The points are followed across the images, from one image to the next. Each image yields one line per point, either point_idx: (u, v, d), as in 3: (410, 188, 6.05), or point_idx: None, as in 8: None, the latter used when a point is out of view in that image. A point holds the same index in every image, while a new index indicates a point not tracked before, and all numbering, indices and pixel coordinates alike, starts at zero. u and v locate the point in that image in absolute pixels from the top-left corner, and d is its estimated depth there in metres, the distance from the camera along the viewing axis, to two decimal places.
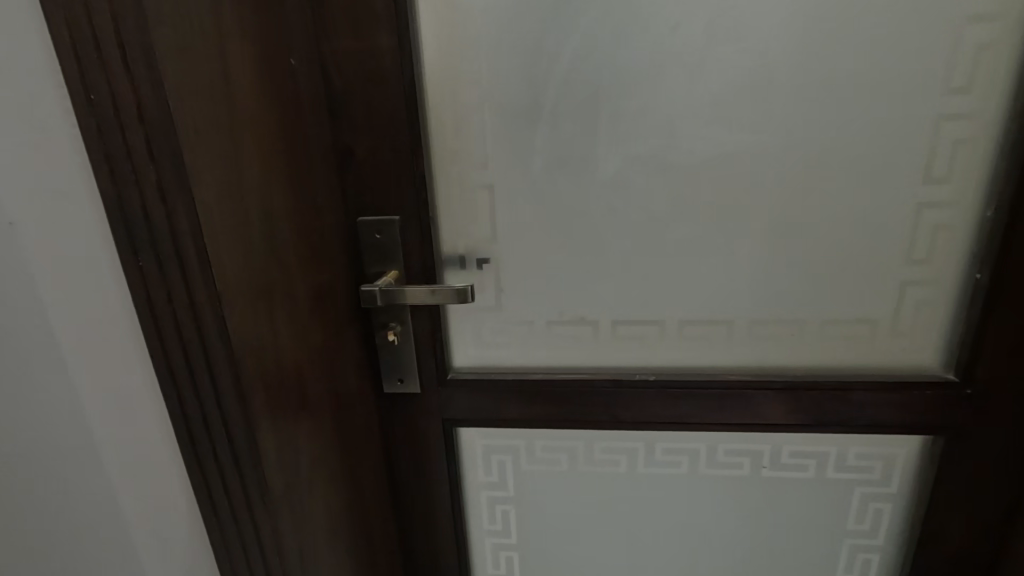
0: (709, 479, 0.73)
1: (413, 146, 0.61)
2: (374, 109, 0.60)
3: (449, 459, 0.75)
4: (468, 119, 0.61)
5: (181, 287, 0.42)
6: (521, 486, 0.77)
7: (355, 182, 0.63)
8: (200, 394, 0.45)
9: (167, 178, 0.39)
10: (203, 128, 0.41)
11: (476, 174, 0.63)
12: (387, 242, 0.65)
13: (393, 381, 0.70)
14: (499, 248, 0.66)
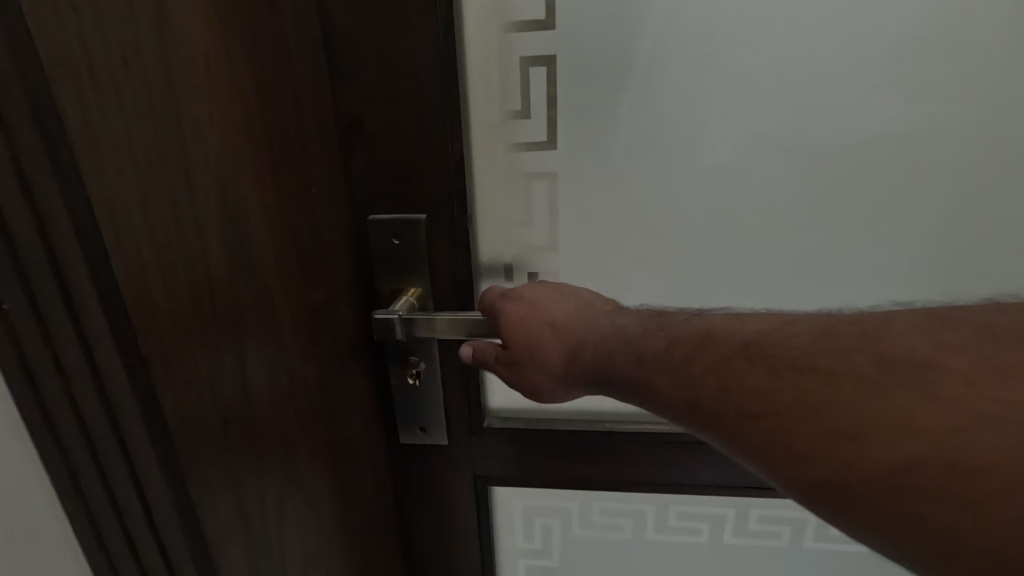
0: (810, 552, 0.59)
1: (446, 117, 0.44)
2: (392, 62, 0.43)
3: (483, 526, 0.58)
4: (524, 85, 0.45)
5: (73, 343, 0.25)
6: (569, 553, 0.62)
7: (364, 166, 0.46)
8: (119, 506, 0.29)
9: (33, 157, 0.22)
10: (105, 78, 0.24)
11: (532, 156, 0.47)
12: (408, 250, 0.48)
13: (413, 431, 0.53)
14: (558, 256, 0.50)
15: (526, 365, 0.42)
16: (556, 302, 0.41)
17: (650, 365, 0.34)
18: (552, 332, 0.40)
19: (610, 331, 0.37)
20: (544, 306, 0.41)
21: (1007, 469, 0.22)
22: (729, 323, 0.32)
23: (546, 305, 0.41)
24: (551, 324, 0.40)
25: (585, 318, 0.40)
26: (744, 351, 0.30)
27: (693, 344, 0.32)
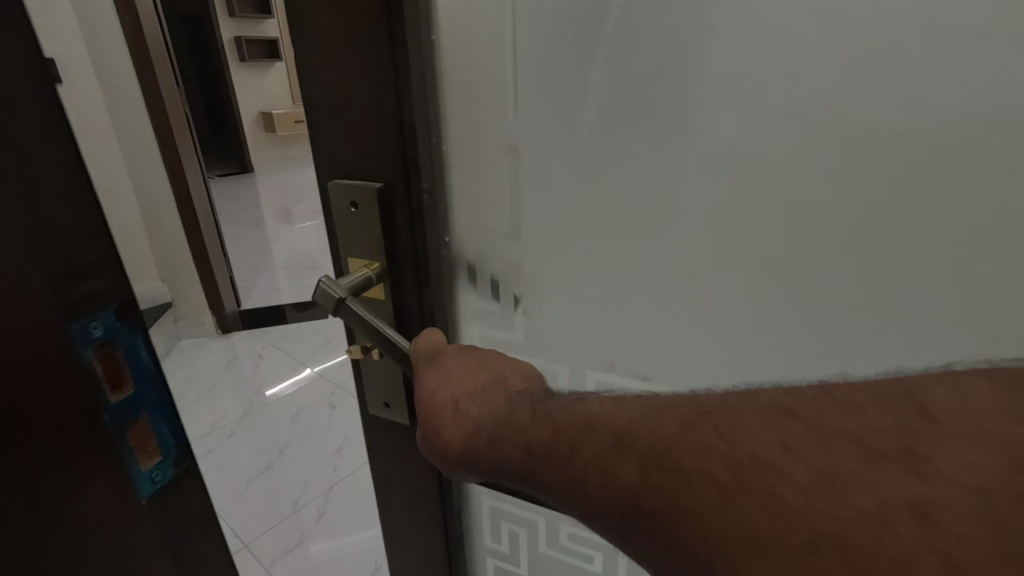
0: None
1: (396, 85, 0.41)
2: (344, 26, 0.40)
3: (451, 529, 0.60)
4: (497, 53, 0.45)
5: None
6: (532, 564, 0.66)
7: (325, 130, 0.45)
8: None
9: None
10: None
11: (498, 127, 0.47)
12: (365, 220, 0.46)
13: (378, 405, 0.54)
14: (522, 246, 0.52)
15: (429, 447, 0.40)
16: (464, 386, 0.40)
17: (531, 460, 0.33)
18: (452, 416, 0.39)
19: (503, 418, 0.36)
20: (448, 398, 0.39)
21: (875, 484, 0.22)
22: (607, 410, 0.32)
23: (448, 386, 0.40)
24: (452, 405, 0.39)
25: (488, 407, 0.38)
26: (586, 425, 0.32)
27: (576, 429, 0.32)
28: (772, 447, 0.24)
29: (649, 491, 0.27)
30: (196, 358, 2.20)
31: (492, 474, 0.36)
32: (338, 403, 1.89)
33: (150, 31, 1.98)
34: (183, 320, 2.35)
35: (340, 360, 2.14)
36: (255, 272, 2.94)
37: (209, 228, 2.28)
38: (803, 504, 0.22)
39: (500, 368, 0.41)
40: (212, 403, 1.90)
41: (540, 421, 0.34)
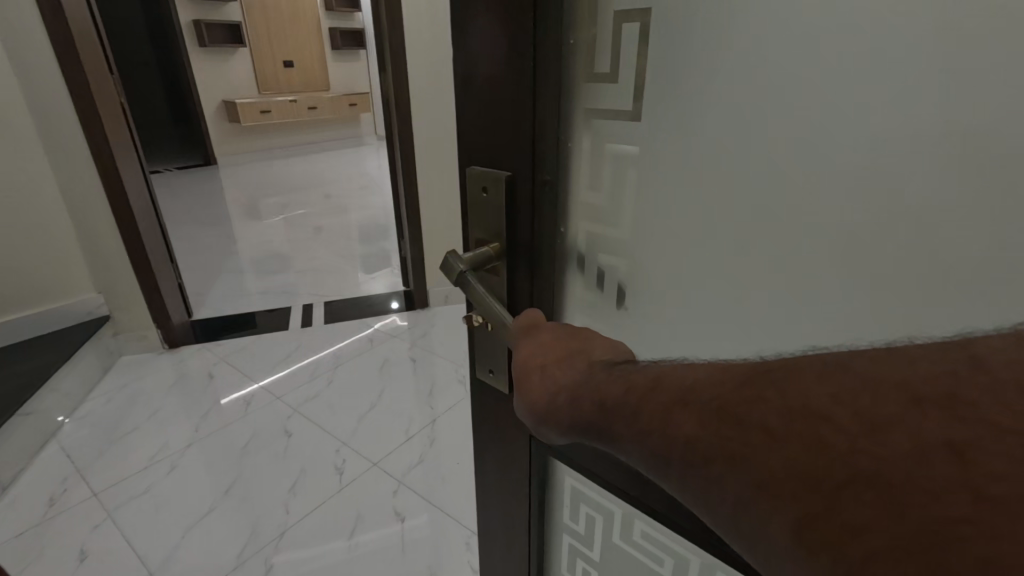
0: None
1: (534, 93, 0.53)
2: (501, 50, 0.53)
3: (537, 487, 0.74)
4: (625, 67, 0.52)
5: None
6: (603, 548, 0.74)
7: (475, 129, 0.60)
8: None
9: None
10: None
11: (612, 130, 0.56)
12: (492, 200, 0.61)
13: (485, 371, 0.68)
14: (628, 240, 0.60)
15: (521, 409, 0.47)
16: (552, 353, 0.46)
17: (607, 412, 0.38)
18: (541, 376, 0.45)
19: (576, 384, 0.42)
20: (539, 364, 0.46)
21: (917, 440, 0.25)
22: (682, 370, 0.37)
23: (540, 355, 0.47)
24: (541, 368, 0.46)
25: (570, 365, 0.44)
26: (655, 382, 0.37)
27: (648, 385, 0.37)
28: (822, 396, 0.29)
29: (703, 433, 0.32)
30: (144, 383, 2.44)
31: (572, 430, 0.42)
32: (294, 432, 2.12)
33: (87, 52, 2.18)
34: (124, 333, 2.61)
35: (296, 386, 2.42)
36: (232, 296, 3.41)
37: (151, 237, 2.53)
38: (843, 441, 0.27)
39: (578, 347, 0.46)
40: (153, 438, 2.09)
41: (614, 380, 0.40)
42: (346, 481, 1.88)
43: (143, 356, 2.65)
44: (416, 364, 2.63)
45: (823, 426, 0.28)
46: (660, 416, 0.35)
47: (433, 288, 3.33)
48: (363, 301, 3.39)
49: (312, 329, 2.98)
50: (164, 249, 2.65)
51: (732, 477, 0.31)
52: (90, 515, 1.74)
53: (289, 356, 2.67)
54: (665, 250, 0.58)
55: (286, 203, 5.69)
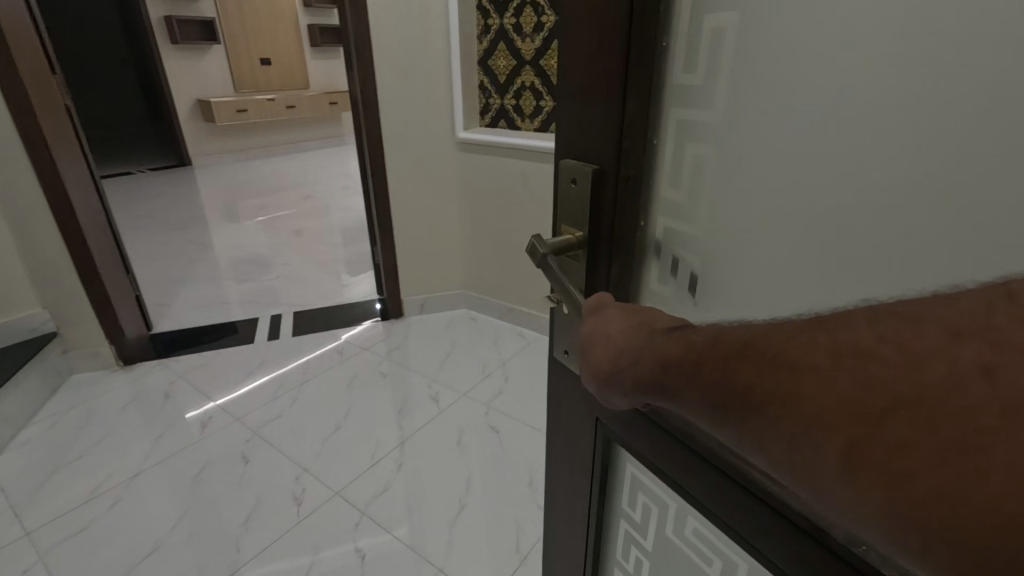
0: None
1: (620, 95, 0.64)
2: (594, 65, 0.66)
3: (604, 474, 0.95)
4: (699, 75, 0.63)
5: None
6: (653, 533, 0.93)
7: (573, 131, 0.72)
8: None
9: None
10: None
11: (691, 127, 0.66)
12: (580, 189, 0.73)
13: (561, 349, 0.88)
14: (695, 229, 0.70)
15: (591, 376, 0.54)
16: (618, 326, 0.53)
17: (672, 370, 0.44)
18: (604, 345, 0.53)
19: (638, 347, 0.49)
20: (608, 337, 0.53)
21: (952, 371, 0.30)
22: (745, 326, 0.42)
23: (608, 327, 0.54)
24: (608, 339, 0.53)
25: (635, 333, 0.51)
26: (720, 338, 0.42)
27: (712, 340, 0.43)
28: (871, 336, 0.34)
29: (760, 380, 0.37)
30: (101, 402, 2.75)
31: (634, 389, 0.48)
32: (250, 456, 2.38)
33: (34, 87, 2.41)
34: (73, 350, 2.93)
35: (255, 408, 2.72)
36: (203, 307, 3.77)
37: (99, 252, 2.80)
38: (887, 373, 0.32)
39: (647, 318, 0.52)
40: (102, 462, 2.34)
41: (674, 341, 0.45)
42: (305, 511, 2.10)
43: (95, 373, 2.99)
44: (386, 380, 2.99)
45: (873, 361, 0.33)
46: (721, 366, 0.40)
47: (409, 297, 3.74)
48: (339, 310, 3.80)
49: (274, 342, 3.36)
50: (115, 264, 2.96)
51: (783, 413, 0.35)
52: (23, 553, 1.91)
53: (249, 372, 3.03)
54: (725, 238, 0.67)
55: (264, 199, 5.95)
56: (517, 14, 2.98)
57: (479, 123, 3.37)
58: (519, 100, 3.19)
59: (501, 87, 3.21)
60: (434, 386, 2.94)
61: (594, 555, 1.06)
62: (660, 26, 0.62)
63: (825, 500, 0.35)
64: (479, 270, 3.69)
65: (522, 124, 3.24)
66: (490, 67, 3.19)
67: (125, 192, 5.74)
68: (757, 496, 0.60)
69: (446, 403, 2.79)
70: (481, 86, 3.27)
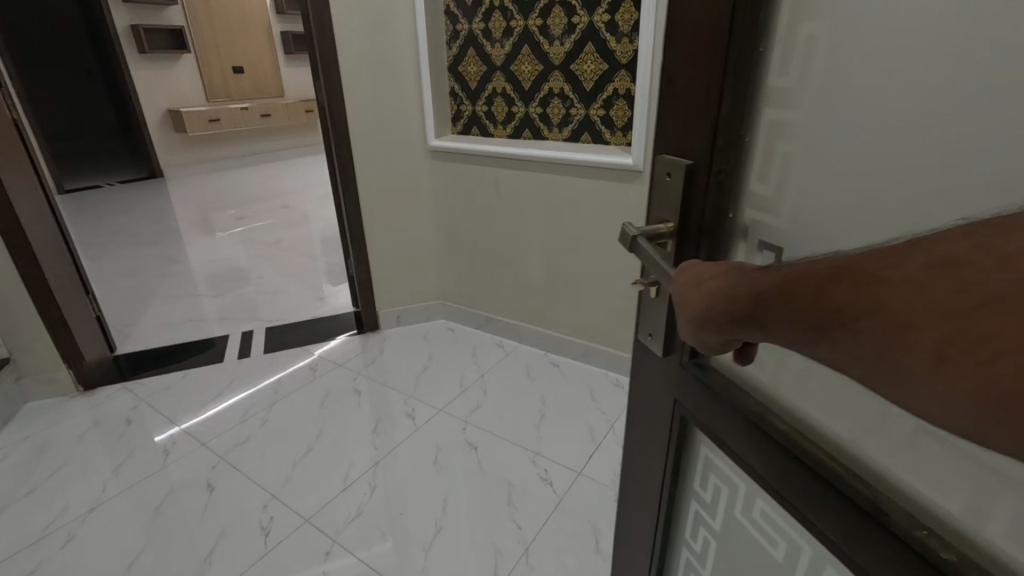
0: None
1: (718, 95, 0.72)
2: (696, 71, 0.74)
3: (678, 456, 1.04)
4: (788, 75, 0.70)
5: None
6: (720, 512, 1.01)
7: (670, 130, 0.80)
8: None
9: None
10: None
11: (778, 123, 0.73)
12: (673, 182, 0.80)
13: (645, 334, 1.00)
14: (778, 217, 0.76)
15: (695, 320, 0.63)
16: (714, 273, 0.61)
17: (768, 302, 0.50)
18: (704, 291, 0.61)
19: (735, 288, 0.56)
20: (707, 282, 0.61)
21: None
22: (834, 258, 0.46)
23: (705, 275, 0.62)
24: (704, 287, 0.61)
25: (731, 279, 0.58)
26: (809, 270, 0.47)
27: (803, 272, 0.48)
28: (958, 249, 0.37)
29: (851, 300, 0.41)
30: (57, 430, 2.73)
31: (734, 323, 0.56)
32: (216, 484, 2.38)
33: None
34: (28, 377, 2.90)
35: (222, 431, 2.72)
36: (173, 325, 3.73)
37: (55, 273, 2.79)
38: (977, 273, 0.34)
39: (744, 266, 0.59)
40: (60, 494, 2.34)
41: (769, 276, 0.52)
42: (273, 540, 2.09)
43: (53, 399, 2.97)
44: (360, 397, 3.00)
45: (950, 269, 0.36)
46: (809, 292, 0.46)
47: (382, 311, 3.69)
48: (318, 323, 3.81)
49: (246, 360, 3.36)
50: (73, 285, 2.95)
51: (866, 328, 0.40)
52: None
53: (217, 395, 3.02)
54: (810, 226, 0.72)
55: (239, 209, 5.86)
56: (486, 19, 2.92)
57: (450, 131, 3.35)
58: (490, 107, 3.14)
59: (472, 93, 3.16)
60: (410, 402, 2.96)
61: (663, 532, 1.16)
62: (760, 36, 0.69)
63: (908, 400, 0.39)
64: (454, 279, 3.68)
65: (495, 131, 3.19)
66: (460, 74, 3.15)
67: (92, 205, 5.56)
68: (824, 480, 0.66)
69: (423, 419, 2.83)
70: (452, 93, 3.24)
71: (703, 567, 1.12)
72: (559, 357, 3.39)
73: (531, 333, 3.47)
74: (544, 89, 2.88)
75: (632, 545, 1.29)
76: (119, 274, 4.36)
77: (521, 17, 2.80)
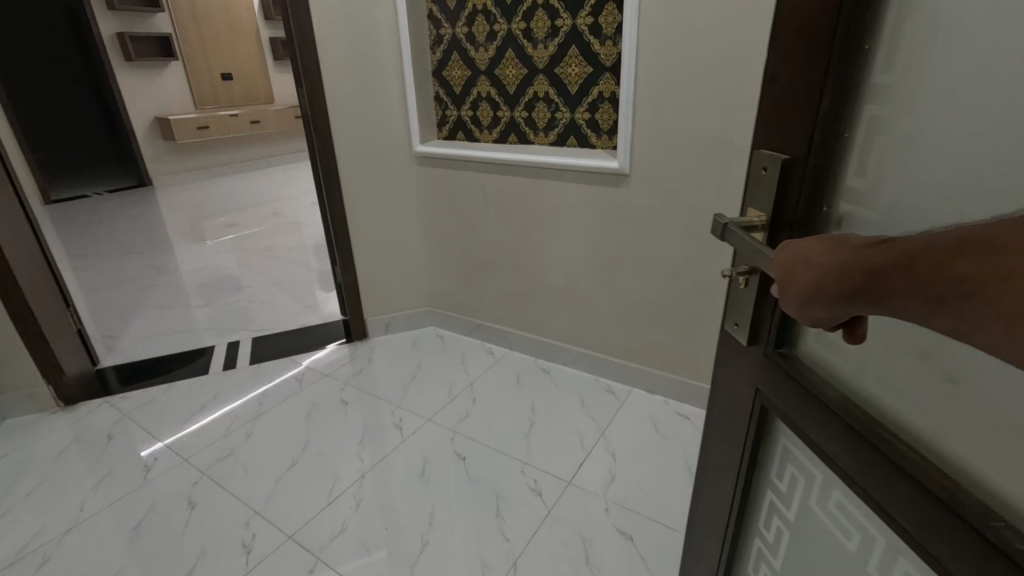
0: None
1: (819, 91, 0.74)
2: (799, 67, 0.76)
3: (755, 448, 1.06)
4: (886, 69, 0.70)
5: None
6: (798, 505, 1.01)
7: (769, 127, 0.82)
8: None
9: None
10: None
11: (876, 117, 0.72)
12: (769, 175, 0.82)
13: (732, 324, 1.02)
14: (870, 211, 0.75)
15: (795, 292, 0.65)
16: (810, 248, 0.64)
17: (874, 277, 0.54)
18: (802, 268, 0.63)
19: (835, 262, 0.58)
20: (803, 257, 0.64)
21: None
22: (947, 232, 0.48)
23: (800, 252, 0.65)
24: (801, 263, 0.64)
25: (828, 254, 0.61)
26: (919, 245, 0.50)
27: (912, 246, 0.51)
28: None
29: (980, 267, 0.44)
30: (37, 447, 2.64)
31: (840, 297, 0.58)
32: (197, 502, 2.28)
33: None
34: (11, 394, 2.80)
35: (202, 449, 2.60)
36: (162, 336, 3.63)
37: (31, 287, 2.68)
38: None
39: (840, 238, 0.62)
40: (38, 516, 2.24)
41: (883, 251, 0.54)
42: (254, 560, 2.02)
43: (36, 415, 2.86)
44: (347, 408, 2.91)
45: None
46: (924, 265, 0.49)
47: (370, 318, 3.60)
48: (315, 330, 3.74)
49: (235, 370, 3.26)
50: (52, 299, 2.85)
51: (997, 293, 0.43)
52: None
53: (203, 407, 2.92)
54: (905, 225, 0.72)
55: (230, 216, 5.77)
56: (468, 23, 2.85)
57: (436, 136, 3.26)
58: (475, 111, 3.08)
59: (457, 98, 3.09)
60: (398, 412, 2.87)
61: (734, 522, 1.16)
62: (867, 32, 0.70)
63: None
64: (442, 285, 3.58)
65: (480, 135, 3.12)
66: (445, 78, 3.08)
67: (76, 214, 5.43)
68: (897, 466, 0.67)
69: (410, 430, 2.74)
70: (436, 98, 3.16)
71: (775, 560, 1.11)
72: (548, 363, 3.31)
73: (521, 338, 3.37)
74: (529, 93, 2.82)
75: (707, 540, 1.29)
76: (104, 285, 4.24)
77: (505, 21, 2.73)
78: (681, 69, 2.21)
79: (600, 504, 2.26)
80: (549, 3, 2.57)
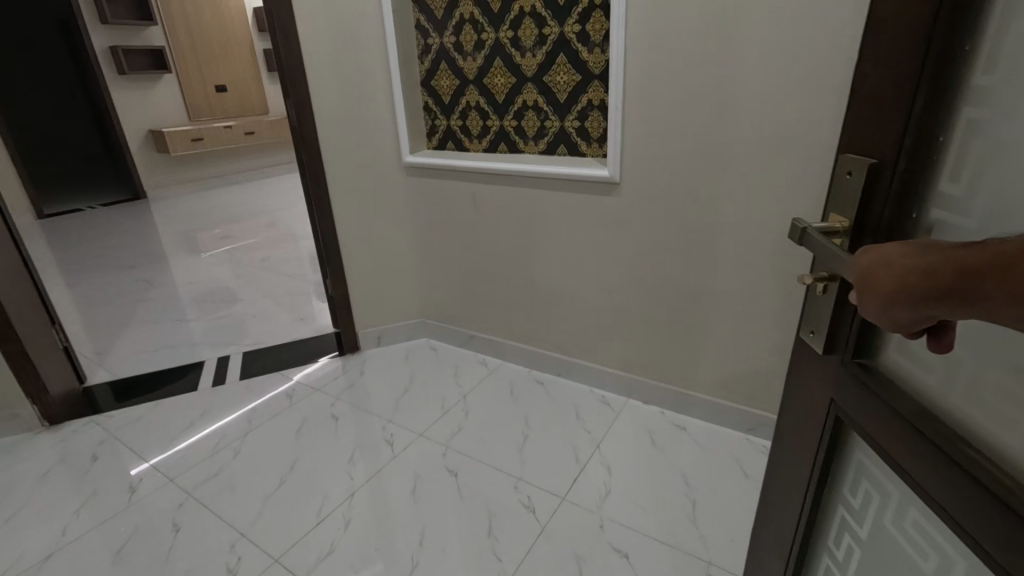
0: None
1: (914, 91, 0.68)
2: (892, 65, 0.70)
3: (824, 466, 0.98)
4: (990, 66, 0.64)
5: None
6: (871, 524, 0.94)
7: (855, 129, 0.77)
8: None
9: None
10: None
11: (977, 118, 0.66)
12: (853, 181, 0.77)
13: (806, 332, 0.94)
14: (969, 218, 0.68)
15: (868, 297, 0.62)
16: (894, 250, 0.60)
17: (975, 273, 0.51)
18: (885, 270, 0.59)
19: (928, 261, 0.55)
20: (885, 258, 0.60)
21: None
22: None
23: (883, 254, 0.61)
24: (884, 265, 0.59)
25: (918, 255, 0.57)
26: None
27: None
28: None
29: None
30: (20, 468, 2.53)
31: (925, 299, 0.55)
32: (182, 524, 2.18)
33: None
34: None
35: (189, 467, 2.50)
36: (151, 352, 3.53)
37: (12, 306, 2.58)
38: None
39: (931, 244, 0.58)
40: (16, 543, 2.12)
41: (976, 251, 0.52)
42: None
43: (19, 436, 2.74)
44: (338, 424, 2.81)
45: None
46: None
47: (364, 331, 3.51)
48: (309, 343, 3.64)
49: (224, 387, 3.15)
50: (37, 317, 2.74)
51: None
52: None
53: (192, 424, 2.82)
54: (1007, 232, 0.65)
55: (223, 228, 5.68)
56: (456, 31, 2.79)
57: (426, 145, 3.17)
58: (464, 121, 2.99)
59: (445, 108, 3.02)
60: (389, 428, 2.77)
61: (798, 540, 1.08)
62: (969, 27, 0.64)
63: None
64: (437, 296, 3.48)
65: (468, 145, 3.04)
66: (433, 88, 3.00)
67: (64, 227, 5.32)
68: (983, 486, 0.61)
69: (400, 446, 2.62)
70: (425, 108, 3.08)
71: None
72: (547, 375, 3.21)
73: (515, 348, 3.27)
74: (517, 102, 2.75)
75: (769, 558, 1.20)
76: (92, 299, 4.13)
77: (492, 29, 2.67)
78: (676, 72, 2.12)
79: (597, 520, 2.16)
80: (536, 10, 2.50)
